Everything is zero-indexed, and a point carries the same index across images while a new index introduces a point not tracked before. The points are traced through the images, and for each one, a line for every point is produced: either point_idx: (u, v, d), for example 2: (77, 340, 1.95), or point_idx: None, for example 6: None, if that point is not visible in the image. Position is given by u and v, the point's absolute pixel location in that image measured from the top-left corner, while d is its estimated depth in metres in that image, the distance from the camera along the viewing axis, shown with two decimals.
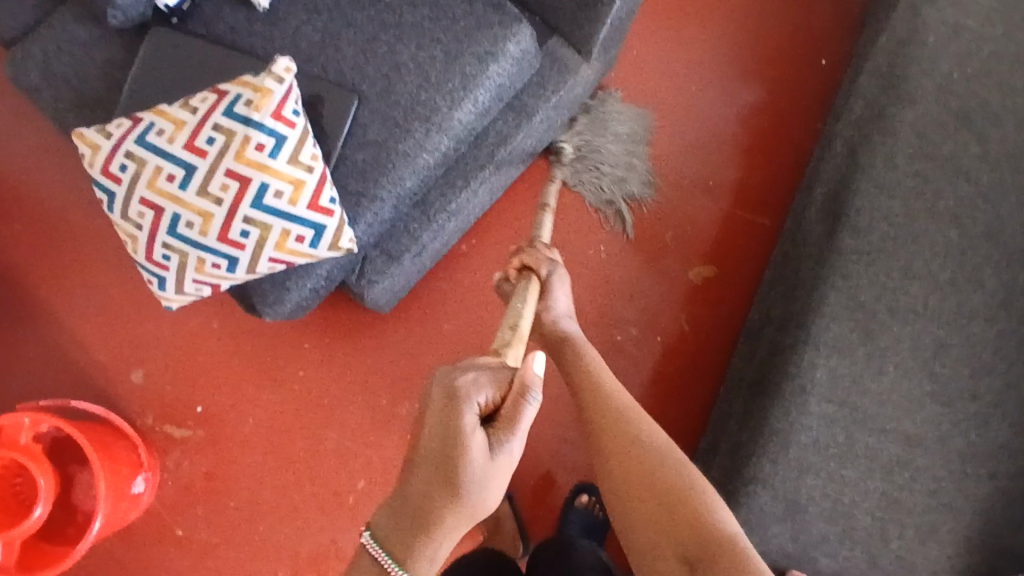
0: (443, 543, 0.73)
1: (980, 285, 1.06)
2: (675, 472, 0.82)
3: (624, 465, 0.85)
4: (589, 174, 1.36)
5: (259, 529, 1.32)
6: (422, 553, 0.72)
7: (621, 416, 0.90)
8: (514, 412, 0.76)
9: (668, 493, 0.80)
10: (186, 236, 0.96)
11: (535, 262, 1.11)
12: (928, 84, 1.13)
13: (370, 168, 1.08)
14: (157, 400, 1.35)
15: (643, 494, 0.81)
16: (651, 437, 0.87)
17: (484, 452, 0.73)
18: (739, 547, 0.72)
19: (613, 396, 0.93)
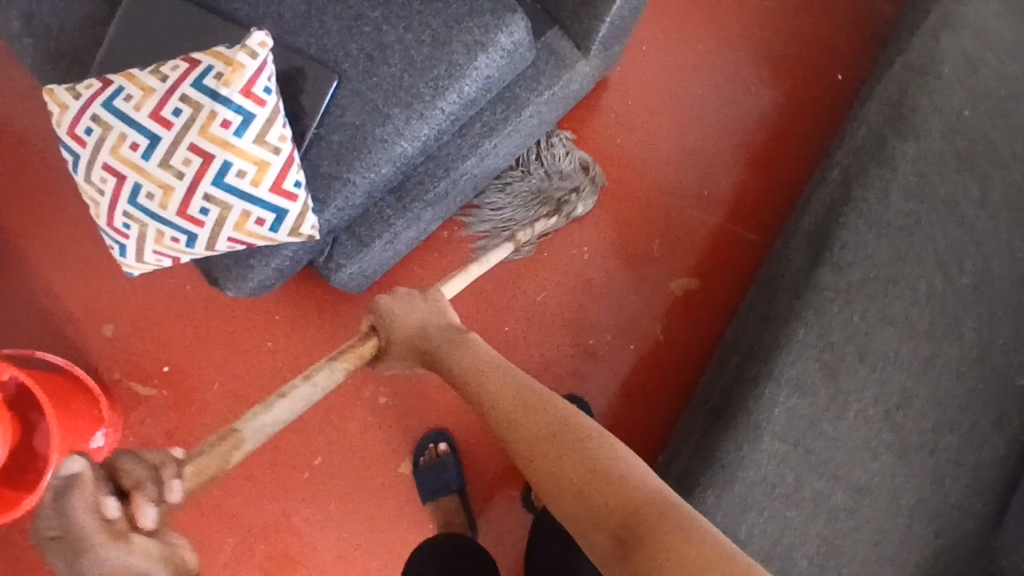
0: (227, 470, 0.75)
1: (957, 338, 1.04)
2: (586, 443, 0.73)
3: (535, 454, 0.76)
4: (554, 188, 1.34)
5: (213, 493, 1.33)
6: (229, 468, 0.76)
7: (519, 408, 0.82)
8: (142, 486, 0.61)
9: (582, 472, 0.71)
10: (146, 207, 0.94)
11: (374, 315, 1.00)
12: (934, 121, 1.09)
13: (345, 151, 1.05)
14: (125, 356, 1.35)
15: (561, 478, 0.72)
16: (560, 413, 0.79)
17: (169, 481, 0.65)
18: (671, 509, 0.64)
19: (504, 392, 0.85)
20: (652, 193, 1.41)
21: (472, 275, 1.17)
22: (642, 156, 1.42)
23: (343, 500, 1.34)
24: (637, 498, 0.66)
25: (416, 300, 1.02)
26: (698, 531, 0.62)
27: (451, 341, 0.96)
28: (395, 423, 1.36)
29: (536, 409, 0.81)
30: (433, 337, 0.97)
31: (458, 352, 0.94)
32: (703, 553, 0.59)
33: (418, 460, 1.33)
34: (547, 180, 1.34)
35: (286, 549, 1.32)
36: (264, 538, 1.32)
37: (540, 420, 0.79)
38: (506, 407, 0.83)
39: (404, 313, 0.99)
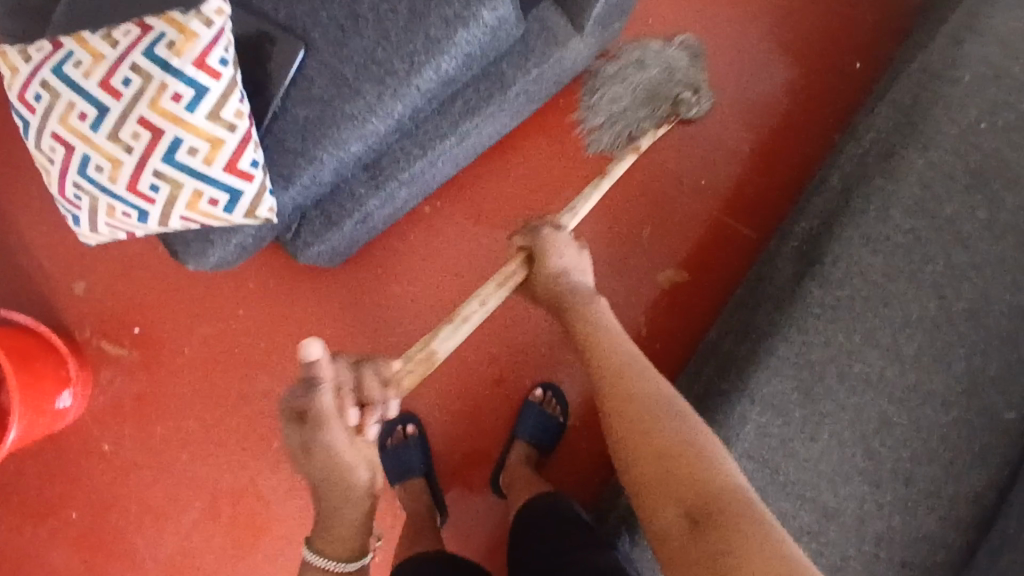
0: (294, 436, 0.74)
1: (946, 365, 0.98)
2: (677, 422, 0.73)
3: (627, 417, 0.77)
4: (647, 77, 1.23)
5: (179, 457, 1.33)
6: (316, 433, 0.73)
7: (625, 370, 0.83)
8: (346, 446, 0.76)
9: (668, 447, 0.71)
10: (95, 180, 0.90)
11: (528, 236, 0.99)
12: (946, 130, 1.01)
13: (311, 126, 0.99)
14: (96, 314, 1.33)
15: (644, 446, 0.72)
16: (656, 390, 0.79)
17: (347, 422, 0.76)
18: (748, 505, 0.64)
19: (616, 350, 0.86)
20: (646, 179, 1.34)
21: (602, 190, 1.10)
22: None
23: None
24: (718, 487, 0.66)
25: (571, 247, 0.98)
26: (774, 533, 0.61)
27: (577, 295, 0.95)
28: None
29: (634, 375, 0.82)
30: (568, 289, 0.96)
31: (581, 306, 0.93)
32: (776, 553, 0.58)
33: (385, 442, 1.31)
34: (637, 72, 1.24)
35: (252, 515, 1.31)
36: (230, 503, 1.31)
37: (636, 385, 0.80)
38: (614, 364, 0.84)
39: (555, 261, 0.96)
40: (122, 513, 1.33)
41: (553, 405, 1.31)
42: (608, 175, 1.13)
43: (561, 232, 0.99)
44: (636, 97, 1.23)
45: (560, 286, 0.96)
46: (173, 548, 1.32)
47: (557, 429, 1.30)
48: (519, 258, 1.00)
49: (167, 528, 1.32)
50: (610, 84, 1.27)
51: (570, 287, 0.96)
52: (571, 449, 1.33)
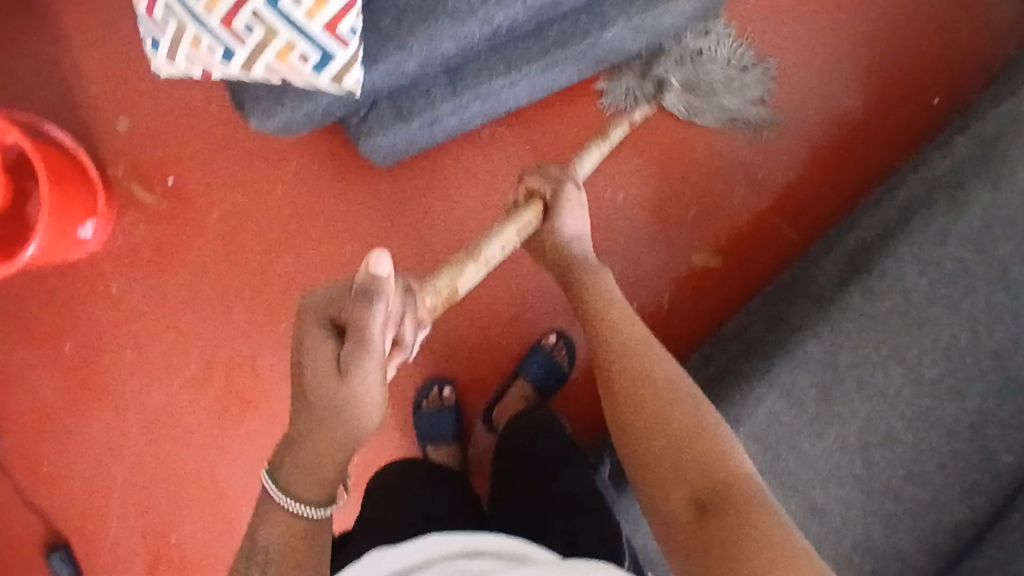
0: (330, 347, 0.68)
1: (960, 397, 1.00)
2: (689, 405, 0.71)
3: (635, 411, 0.73)
4: (731, 85, 1.30)
5: (184, 315, 1.32)
6: (356, 353, 0.67)
7: (633, 345, 0.80)
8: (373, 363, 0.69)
9: (678, 431, 0.69)
10: (189, 6, 0.87)
11: (547, 181, 0.98)
12: (1020, 175, 1.02)
13: (410, 12, 0.98)
14: (133, 155, 1.31)
15: (648, 429, 0.71)
16: (666, 374, 0.75)
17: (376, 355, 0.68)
18: (755, 490, 0.63)
19: (626, 322, 0.84)
20: (705, 157, 1.34)
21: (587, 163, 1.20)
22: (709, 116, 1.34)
23: None
24: (728, 472, 0.65)
25: (580, 212, 0.98)
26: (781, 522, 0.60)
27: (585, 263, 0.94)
28: None
29: (636, 355, 0.78)
30: (571, 254, 0.95)
31: (589, 275, 0.91)
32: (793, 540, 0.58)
33: (421, 403, 1.31)
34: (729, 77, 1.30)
35: (242, 388, 1.31)
36: (225, 370, 1.31)
37: (640, 364, 0.77)
38: (622, 337, 0.81)
39: (560, 220, 0.96)
40: (116, 357, 1.32)
41: (562, 355, 1.31)
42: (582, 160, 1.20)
43: (576, 189, 0.98)
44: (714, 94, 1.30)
45: (571, 250, 0.96)
46: (160, 402, 1.32)
47: (560, 377, 1.31)
48: (530, 201, 0.99)
49: (159, 381, 1.32)
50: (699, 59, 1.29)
51: (580, 254, 0.95)
52: (567, 400, 1.34)
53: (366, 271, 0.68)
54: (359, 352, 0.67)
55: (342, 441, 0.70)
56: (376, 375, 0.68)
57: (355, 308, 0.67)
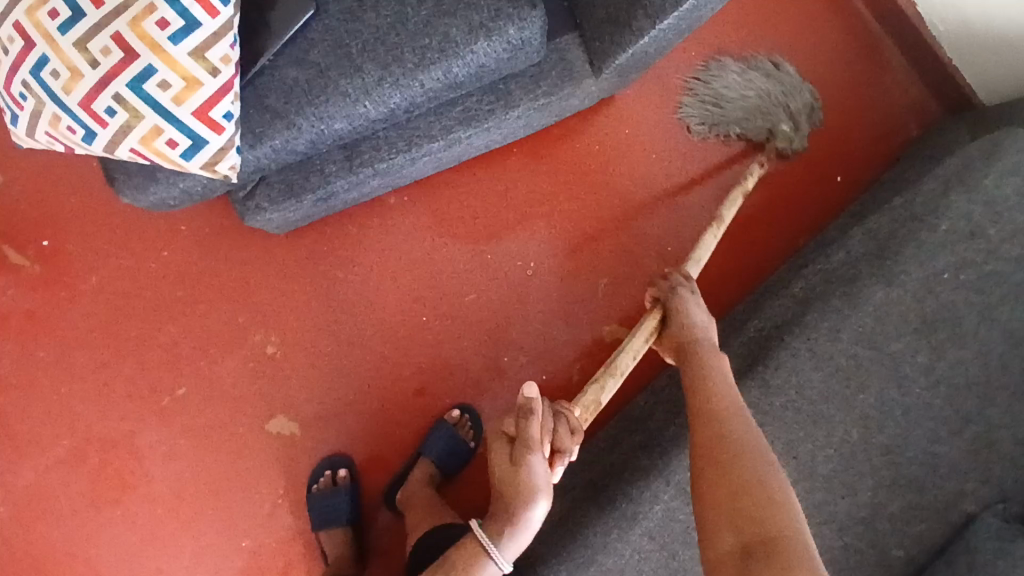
0: (500, 453, 0.83)
1: (852, 492, 1.00)
2: (759, 464, 0.72)
3: (705, 462, 0.74)
4: (778, 91, 1.26)
5: (56, 387, 1.22)
6: (524, 447, 0.81)
7: (720, 398, 0.82)
8: (535, 456, 0.81)
9: (740, 481, 0.70)
10: (47, 84, 0.80)
11: (664, 289, 1.00)
12: (913, 273, 1.03)
13: (299, 91, 0.93)
14: (6, 214, 1.22)
15: (716, 470, 0.72)
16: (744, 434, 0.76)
17: (543, 453, 0.82)
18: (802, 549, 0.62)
19: (720, 379, 0.86)
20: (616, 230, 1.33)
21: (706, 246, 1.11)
22: (622, 189, 1.33)
23: (194, 437, 1.23)
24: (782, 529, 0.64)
25: (707, 315, 0.97)
26: None
27: (701, 346, 0.92)
28: (273, 378, 1.25)
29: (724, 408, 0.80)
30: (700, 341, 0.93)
31: (704, 355, 0.90)
32: None
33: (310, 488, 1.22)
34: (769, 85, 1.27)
35: (120, 466, 1.22)
36: (100, 447, 1.22)
37: (729, 419, 0.78)
38: (709, 391, 0.83)
39: (689, 312, 0.96)
40: None
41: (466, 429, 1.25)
42: (721, 221, 1.14)
43: (695, 295, 0.99)
44: (776, 103, 1.26)
45: (689, 337, 0.94)
46: (28, 482, 1.21)
47: (466, 454, 1.24)
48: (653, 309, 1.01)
49: (25, 459, 1.22)
50: (742, 87, 1.27)
51: (700, 339, 0.93)
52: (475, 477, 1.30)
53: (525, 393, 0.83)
54: (529, 436, 0.81)
55: (517, 527, 0.83)
56: (543, 472, 0.81)
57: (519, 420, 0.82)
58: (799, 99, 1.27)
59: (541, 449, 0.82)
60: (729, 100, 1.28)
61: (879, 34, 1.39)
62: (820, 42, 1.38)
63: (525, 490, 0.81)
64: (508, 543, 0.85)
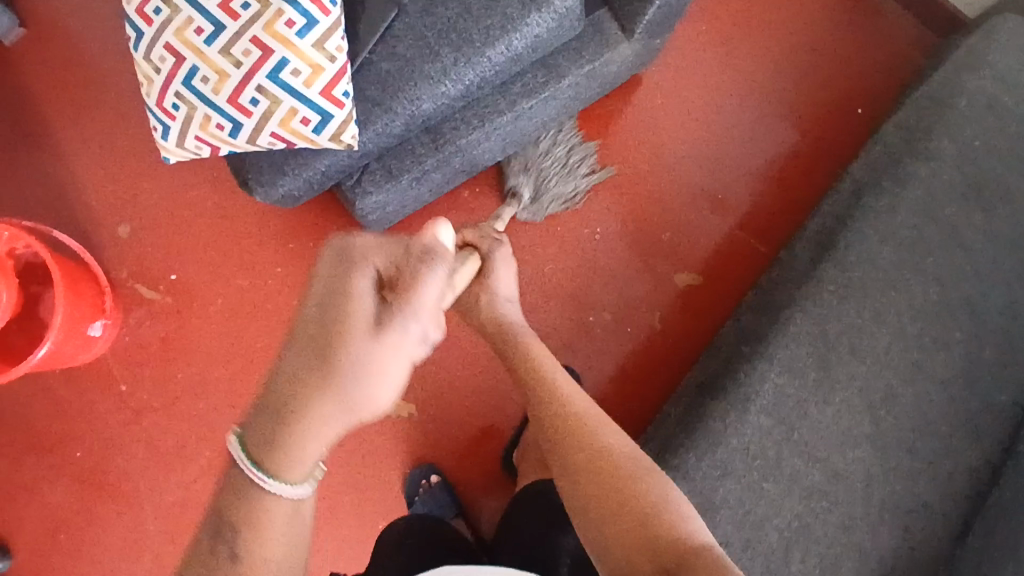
0: (363, 306, 0.65)
1: (946, 347, 1.08)
2: (642, 478, 0.73)
3: (596, 492, 0.73)
4: (550, 197, 1.39)
5: (193, 404, 1.34)
6: (400, 315, 0.66)
7: (576, 420, 0.80)
8: (393, 322, 0.66)
9: (638, 507, 0.70)
10: (199, 90, 0.98)
11: (481, 237, 0.87)
12: (947, 147, 1.15)
13: (391, 79, 1.10)
14: (136, 257, 1.38)
15: (608, 505, 0.72)
16: (620, 448, 0.77)
17: (389, 334, 0.65)
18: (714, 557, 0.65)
19: (570, 398, 0.83)
20: (670, 190, 1.45)
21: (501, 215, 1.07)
22: (668, 152, 1.46)
23: None
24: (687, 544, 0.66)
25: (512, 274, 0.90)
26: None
27: (518, 332, 0.89)
28: None
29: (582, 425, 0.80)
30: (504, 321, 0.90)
31: (521, 347, 0.89)
32: None
33: (411, 496, 1.32)
34: (558, 182, 1.39)
35: None
36: None
37: (593, 441, 0.78)
38: (564, 414, 0.81)
39: (494, 284, 0.87)
40: (129, 456, 1.32)
41: None
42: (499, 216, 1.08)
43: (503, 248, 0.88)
44: (547, 194, 1.39)
45: (499, 320, 0.90)
46: (176, 495, 1.31)
47: None
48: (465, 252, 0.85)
49: (174, 474, 1.32)
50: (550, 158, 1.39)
51: (510, 323, 0.90)
52: None
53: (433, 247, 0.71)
54: (400, 310, 0.66)
55: (332, 413, 0.65)
56: (381, 360, 0.65)
57: (417, 269, 0.68)
58: (546, 206, 1.40)
59: (395, 326, 0.66)
60: (553, 154, 1.39)
61: None
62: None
63: (380, 376, 0.65)
64: (308, 447, 0.65)
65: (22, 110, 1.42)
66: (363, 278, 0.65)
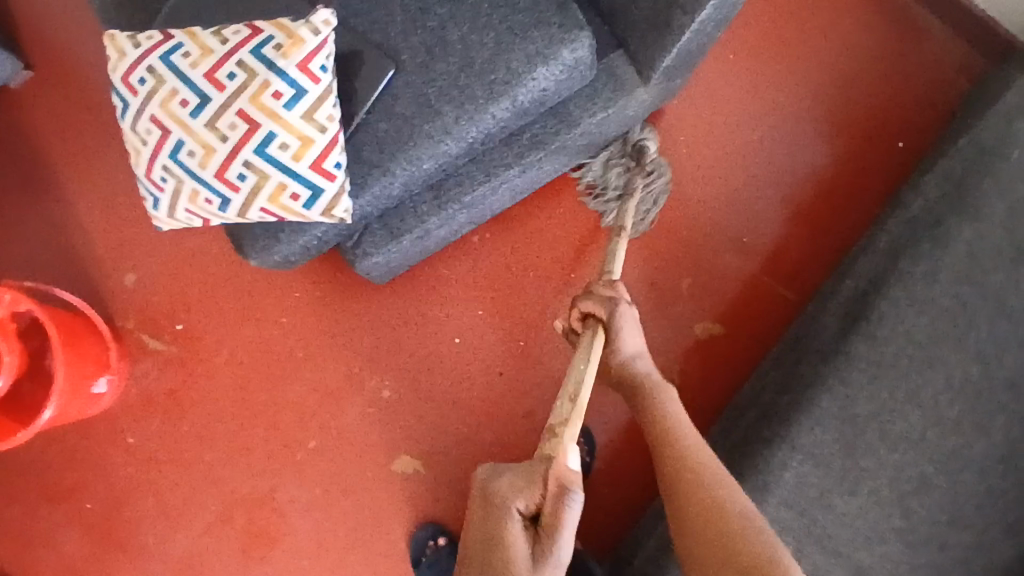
0: (576, 506, 0.76)
1: (986, 431, 0.98)
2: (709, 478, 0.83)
3: (667, 474, 0.86)
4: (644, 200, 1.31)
5: (201, 457, 1.34)
6: (568, 496, 0.76)
7: (663, 423, 0.91)
8: (557, 500, 0.76)
9: (699, 493, 0.81)
10: (185, 164, 0.94)
11: (601, 304, 0.99)
12: (995, 204, 1.05)
13: (390, 140, 1.04)
14: (142, 306, 1.36)
15: (677, 496, 0.83)
16: (703, 460, 0.86)
17: (574, 518, 0.75)
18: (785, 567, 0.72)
19: (658, 404, 0.94)
20: (693, 234, 1.37)
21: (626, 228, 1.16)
22: (689, 193, 1.38)
23: (330, 484, 1.33)
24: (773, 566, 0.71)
25: (639, 330, 0.99)
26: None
27: (649, 381, 0.97)
28: (393, 420, 1.33)
29: (668, 426, 0.90)
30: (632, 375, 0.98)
31: (655, 395, 0.94)
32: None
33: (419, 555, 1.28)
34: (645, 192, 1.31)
35: (266, 522, 1.32)
36: (244, 508, 1.32)
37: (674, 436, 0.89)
38: (654, 416, 0.92)
39: (625, 339, 0.97)
40: (136, 509, 1.33)
41: (579, 449, 1.30)
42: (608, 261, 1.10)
43: (628, 309, 0.98)
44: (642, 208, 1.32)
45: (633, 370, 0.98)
46: (184, 549, 1.32)
47: (583, 468, 1.30)
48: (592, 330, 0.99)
49: (179, 529, 1.33)
50: (616, 175, 1.29)
51: (644, 372, 0.98)
52: (594, 489, 1.32)
53: (562, 465, 0.80)
54: (568, 484, 0.77)
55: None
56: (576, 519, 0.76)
57: (572, 487, 0.76)
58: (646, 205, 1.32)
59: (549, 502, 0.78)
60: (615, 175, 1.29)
61: (911, 5, 1.43)
62: (858, 19, 1.42)
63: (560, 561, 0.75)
64: None
65: (31, 155, 1.41)
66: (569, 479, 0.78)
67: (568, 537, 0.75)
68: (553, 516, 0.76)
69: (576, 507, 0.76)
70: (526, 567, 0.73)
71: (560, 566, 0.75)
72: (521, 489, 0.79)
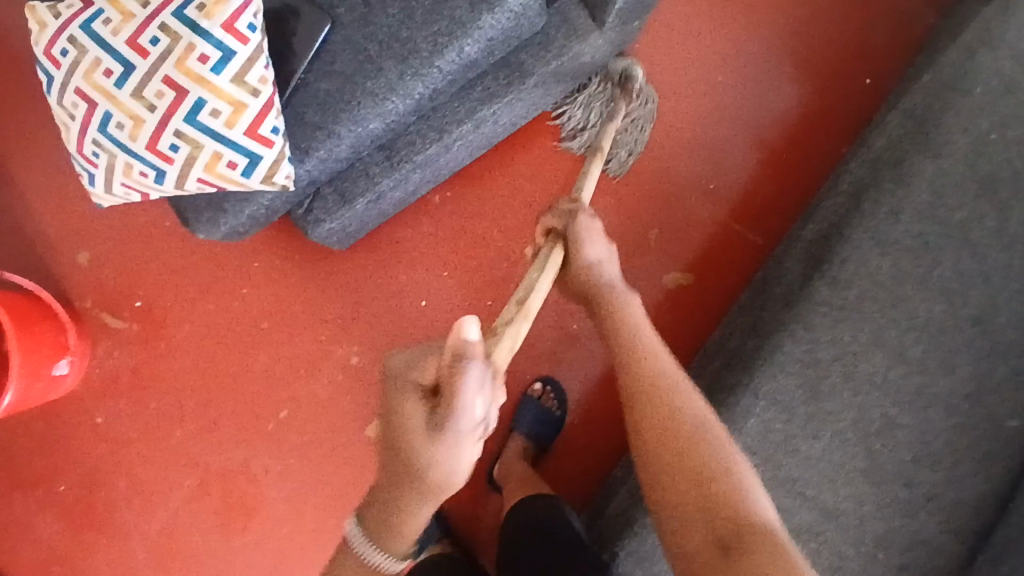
0: (473, 385, 0.59)
1: (950, 369, 0.98)
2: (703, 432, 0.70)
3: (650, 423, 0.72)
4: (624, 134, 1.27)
5: (171, 434, 1.33)
6: (463, 376, 0.59)
7: (649, 365, 0.78)
8: (451, 378, 0.59)
9: (693, 447, 0.69)
10: (115, 137, 0.90)
11: (560, 217, 0.93)
12: (957, 138, 1.04)
13: (332, 101, 1.00)
14: (98, 286, 1.33)
15: (662, 447, 0.70)
16: (687, 407, 0.73)
17: (473, 398, 0.60)
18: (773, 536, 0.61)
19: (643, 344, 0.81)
20: (657, 183, 1.34)
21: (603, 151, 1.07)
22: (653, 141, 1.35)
23: (303, 455, 1.32)
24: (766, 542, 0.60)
25: (605, 238, 0.92)
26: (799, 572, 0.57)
27: (613, 288, 0.89)
28: (362, 387, 1.32)
29: (654, 371, 0.77)
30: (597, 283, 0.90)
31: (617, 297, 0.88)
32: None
33: None
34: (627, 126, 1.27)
35: (241, 495, 1.31)
36: (218, 482, 1.32)
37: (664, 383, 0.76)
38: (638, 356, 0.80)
39: (588, 250, 0.90)
40: (110, 489, 1.33)
41: (550, 400, 1.29)
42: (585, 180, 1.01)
43: (593, 222, 0.92)
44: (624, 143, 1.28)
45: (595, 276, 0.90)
46: (162, 526, 1.32)
47: (555, 423, 1.29)
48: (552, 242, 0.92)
49: (155, 506, 1.32)
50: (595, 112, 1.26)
51: (606, 279, 0.90)
52: (568, 444, 1.32)
53: (457, 337, 0.60)
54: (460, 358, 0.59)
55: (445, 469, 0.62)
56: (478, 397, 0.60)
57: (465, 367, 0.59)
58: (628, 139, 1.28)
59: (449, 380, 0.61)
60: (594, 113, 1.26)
61: None
62: None
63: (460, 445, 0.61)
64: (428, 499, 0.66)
65: None
66: (467, 354, 0.59)
67: (464, 413, 0.60)
68: (446, 394, 0.60)
69: (473, 380, 0.59)
70: (427, 439, 0.61)
71: (465, 434, 0.61)
72: (417, 362, 0.64)
